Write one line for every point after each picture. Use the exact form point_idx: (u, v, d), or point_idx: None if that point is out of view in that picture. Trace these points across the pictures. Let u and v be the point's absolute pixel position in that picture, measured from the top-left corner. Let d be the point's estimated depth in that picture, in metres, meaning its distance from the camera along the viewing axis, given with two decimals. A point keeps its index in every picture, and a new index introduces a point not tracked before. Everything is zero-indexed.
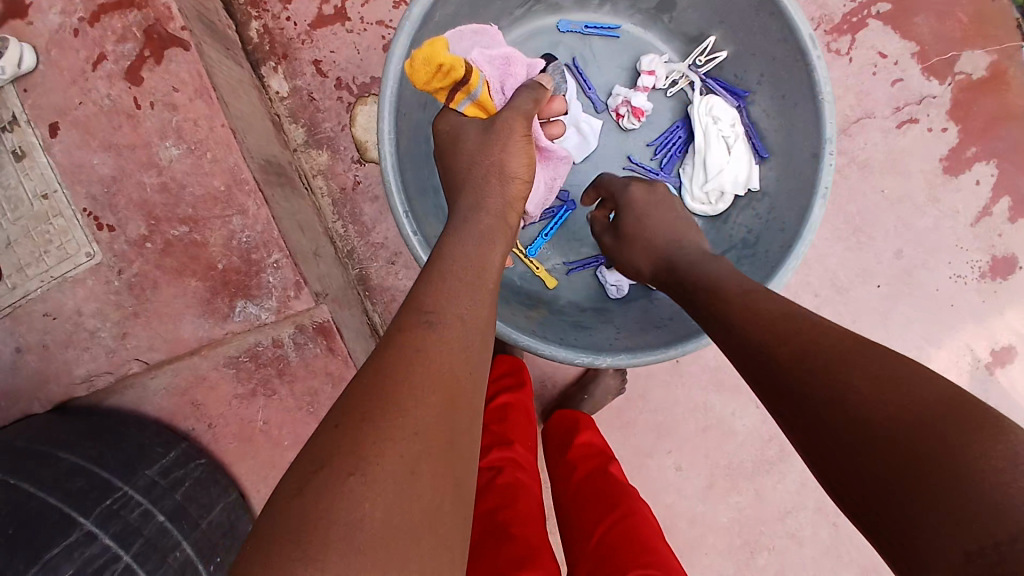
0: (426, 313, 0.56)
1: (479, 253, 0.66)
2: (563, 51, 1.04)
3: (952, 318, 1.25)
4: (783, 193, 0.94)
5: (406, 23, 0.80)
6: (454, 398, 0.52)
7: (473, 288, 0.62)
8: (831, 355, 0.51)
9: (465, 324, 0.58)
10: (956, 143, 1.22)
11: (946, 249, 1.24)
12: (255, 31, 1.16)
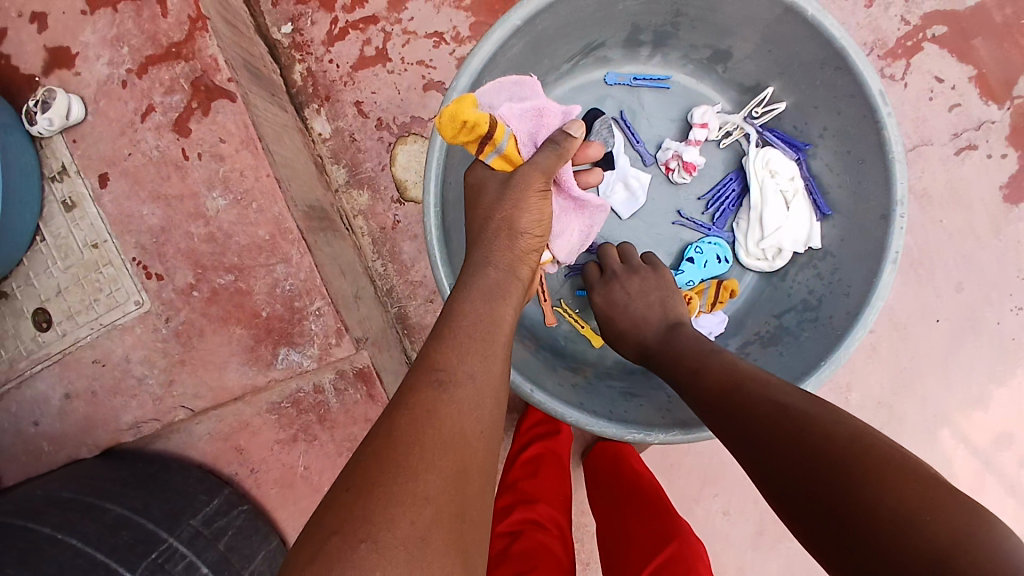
0: (440, 373, 0.57)
1: (495, 308, 0.66)
2: (611, 104, 1.03)
3: (1014, 353, 1.19)
4: (846, 253, 0.92)
5: (451, 95, 0.81)
6: (465, 459, 0.52)
7: (489, 347, 0.62)
8: (777, 409, 0.57)
9: (478, 384, 0.58)
10: (1016, 169, 1.16)
11: (1005, 281, 1.19)
12: (299, 74, 1.19)
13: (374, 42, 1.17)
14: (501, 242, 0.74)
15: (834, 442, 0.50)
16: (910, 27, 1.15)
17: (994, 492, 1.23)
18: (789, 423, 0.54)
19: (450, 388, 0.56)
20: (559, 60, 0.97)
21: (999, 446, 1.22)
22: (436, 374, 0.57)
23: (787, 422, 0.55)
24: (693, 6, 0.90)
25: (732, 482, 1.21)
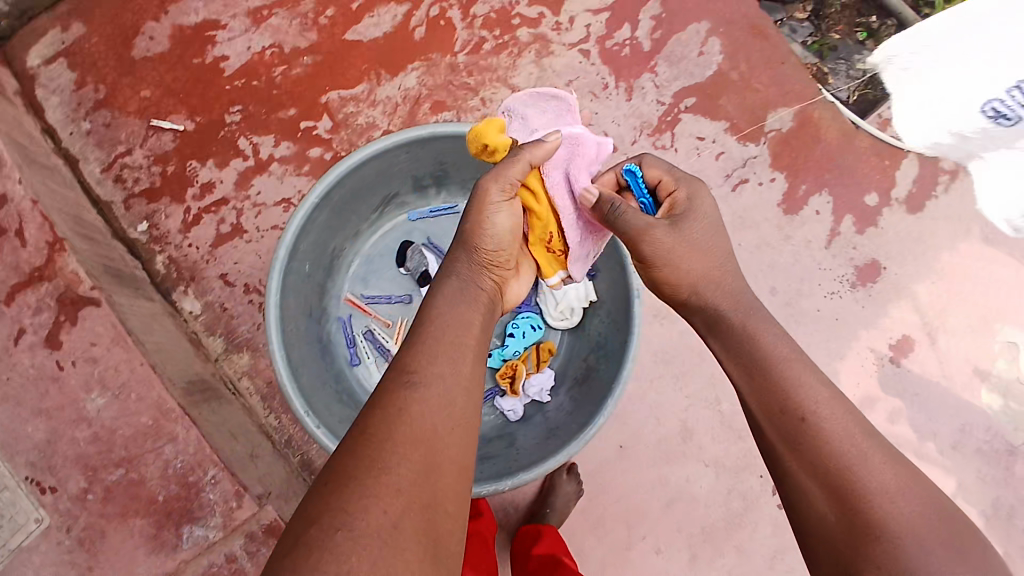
0: (412, 375, 0.69)
1: (457, 312, 0.79)
2: (418, 235, 1.20)
3: (843, 330, 1.43)
4: (614, 298, 1.06)
5: (276, 264, 0.93)
6: (434, 446, 0.64)
7: (457, 349, 0.74)
8: (840, 446, 0.70)
9: (446, 380, 0.70)
10: (786, 187, 1.43)
11: (813, 275, 1.43)
12: (161, 264, 1.29)
13: (228, 220, 1.30)
14: (462, 260, 0.87)
15: (877, 498, 0.67)
16: (666, 106, 1.42)
17: None
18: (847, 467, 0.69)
19: (420, 386, 0.68)
20: (365, 214, 1.13)
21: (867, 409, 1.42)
22: (410, 375, 0.69)
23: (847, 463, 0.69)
24: (450, 155, 1.08)
25: (653, 518, 1.33)
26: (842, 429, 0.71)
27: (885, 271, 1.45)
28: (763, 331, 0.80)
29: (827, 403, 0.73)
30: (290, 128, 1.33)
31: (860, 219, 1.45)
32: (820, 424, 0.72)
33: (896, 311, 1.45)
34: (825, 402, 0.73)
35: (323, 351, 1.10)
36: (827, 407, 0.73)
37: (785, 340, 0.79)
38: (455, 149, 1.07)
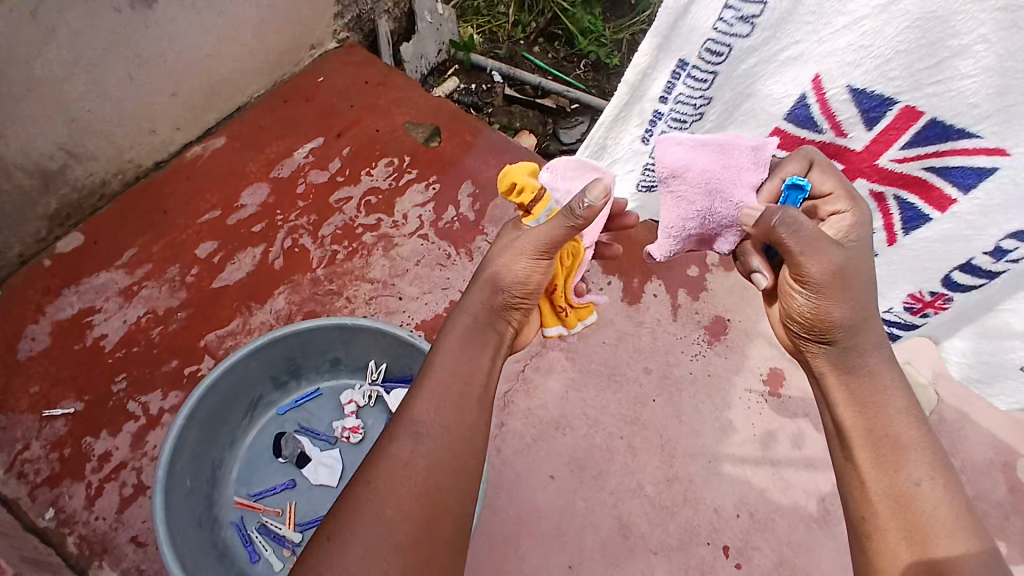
0: (414, 429, 0.89)
1: (458, 372, 0.95)
2: (290, 424, 1.36)
3: (719, 381, 1.60)
4: None
5: (156, 486, 1.06)
6: (430, 498, 0.84)
7: (455, 406, 0.92)
8: (936, 513, 0.86)
9: (443, 438, 0.89)
10: (623, 285, 1.70)
11: (674, 345, 1.63)
12: (71, 545, 1.28)
13: (130, 480, 1.34)
14: (484, 299, 1.01)
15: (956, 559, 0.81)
16: None
17: (802, 475, 1.51)
18: (935, 532, 0.85)
19: (418, 442, 0.88)
20: (235, 422, 1.29)
21: (771, 444, 1.53)
22: (415, 430, 0.89)
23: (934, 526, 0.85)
24: (295, 350, 1.28)
25: None
26: (941, 498, 0.87)
27: (728, 323, 1.68)
28: (884, 378, 0.97)
29: (936, 472, 0.89)
30: (175, 378, 1.45)
31: (692, 289, 1.71)
32: (922, 491, 0.88)
33: (755, 349, 1.64)
34: (928, 464, 0.90)
35: (218, 557, 1.18)
36: (933, 473, 0.89)
37: (912, 417, 0.94)
38: (298, 344, 1.28)
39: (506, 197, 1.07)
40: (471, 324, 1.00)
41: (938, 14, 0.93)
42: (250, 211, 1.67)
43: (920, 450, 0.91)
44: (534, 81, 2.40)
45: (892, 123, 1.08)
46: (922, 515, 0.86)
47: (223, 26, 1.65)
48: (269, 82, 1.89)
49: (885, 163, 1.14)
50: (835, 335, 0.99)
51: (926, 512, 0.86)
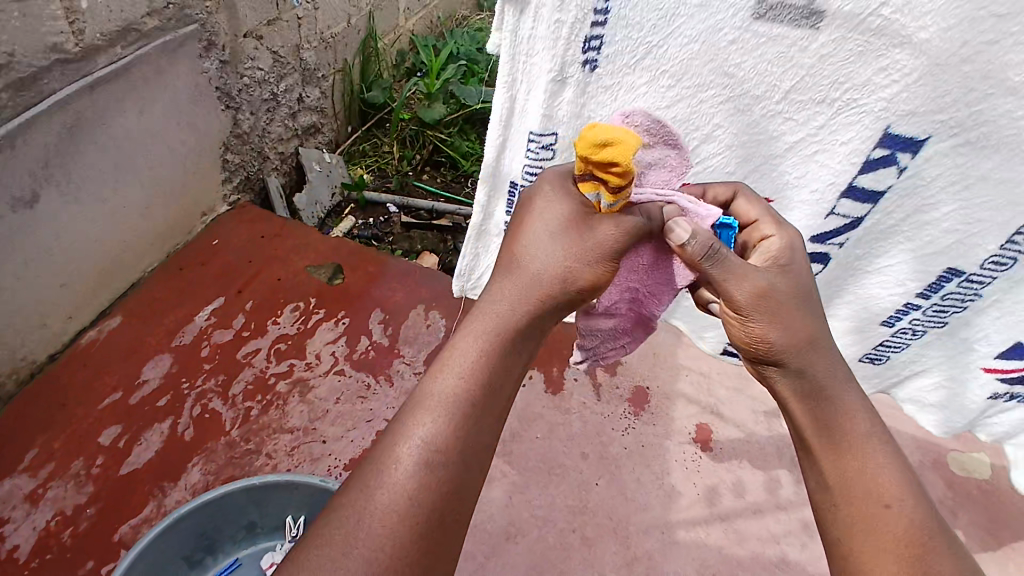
0: (433, 447, 0.74)
1: (494, 388, 0.79)
2: None
3: (654, 449, 1.64)
4: None
5: None
6: (434, 543, 0.71)
7: (479, 430, 0.77)
8: (906, 535, 0.83)
9: (456, 464, 0.75)
10: (544, 377, 1.76)
11: (604, 423, 1.68)
12: None
13: None
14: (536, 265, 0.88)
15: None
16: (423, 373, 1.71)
17: (752, 523, 1.54)
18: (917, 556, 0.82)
19: (433, 464, 0.74)
20: None
21: (716, 498, 1.56)
22: (429, 447, 0.74)
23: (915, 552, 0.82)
24: (205, 522, 1.21)
25: None
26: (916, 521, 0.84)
27: (649, 391, 1.75)
28: (844, 398, 0.91)
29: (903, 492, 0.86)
30: None
31: (608, 366, 1.80)
32: (899, 518, 0.84)
33: (678, 410, 1.72)
34: (897, 485, 0.86)
35: None
36: (904, 494, 0.86)
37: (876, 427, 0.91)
38: (207, 515, 1.20)
39: (592, 159, 0.84)
40: (525, 313, 0.84)
41: (677, 119, 1.07)
42: (153, 385, 1.62)
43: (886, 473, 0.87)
44: (428, 206, 2.57)
45: None
46: (904, 544, 0.82)
47: (107, 212, 1.69)
48: (163, 253, 1.92)
49: None
50: (786, 355, 0.92)
51: (905, 540, 0.83)
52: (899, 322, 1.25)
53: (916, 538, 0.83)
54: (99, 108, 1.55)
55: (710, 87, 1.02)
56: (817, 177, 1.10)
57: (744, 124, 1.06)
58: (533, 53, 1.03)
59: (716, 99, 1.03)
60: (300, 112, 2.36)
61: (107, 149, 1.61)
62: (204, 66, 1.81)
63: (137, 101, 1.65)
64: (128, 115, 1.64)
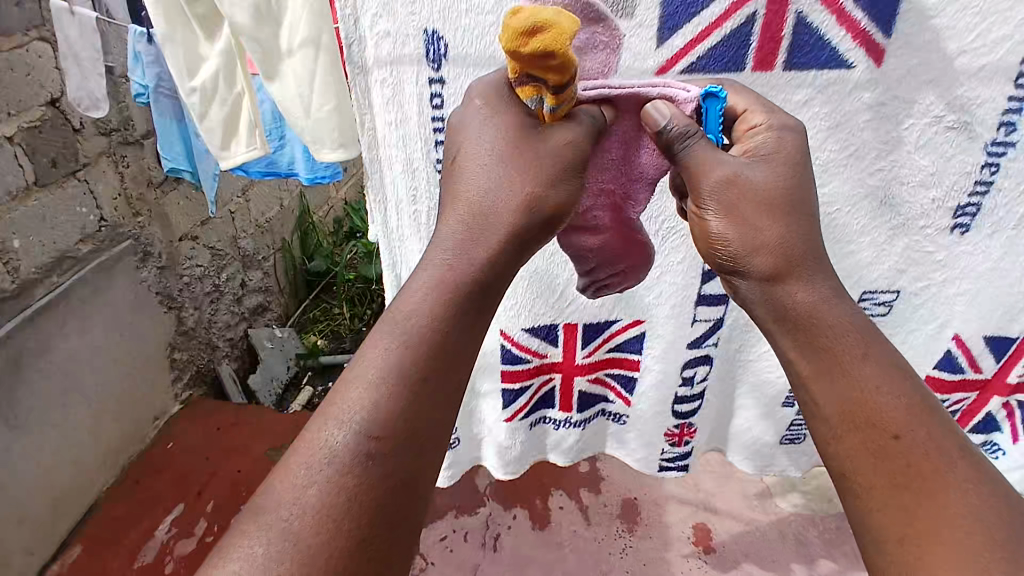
0: (353, 443, 0.48)
1: (445, 359, 0.51)
2: None
3: (656, 564, 1.55)
4: None
5: None
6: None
7: (422, 419, 0.50)
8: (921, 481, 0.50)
9: (384, 465, 0.48)
10: (527, 512, 1.69)
11: (599, 549, 1.59)
12: None
13: None
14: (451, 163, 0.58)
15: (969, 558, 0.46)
16: None
17: None
18: (934, 494, 0.50)
19: (355, 464, 0.47)
20: None
21: None
22: (344, 439, 0.48)
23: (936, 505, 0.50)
24: None
25: None
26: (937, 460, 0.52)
27: (637, 500, 1.69)
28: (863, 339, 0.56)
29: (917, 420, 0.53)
30: None
31: (591, 485, 1.73)
32: (912, 455, 0.52)
33: (671, 515, 1.65)
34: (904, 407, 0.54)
35: None
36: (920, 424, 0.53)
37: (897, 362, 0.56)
38: None
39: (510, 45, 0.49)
40: (497, 241, 0.54)
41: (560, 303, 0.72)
42: None
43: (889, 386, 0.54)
44: None
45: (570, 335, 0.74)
46: (915, 497, 0.50)
47: (50, 442, 1.60)
48: (116, 468, 1.82)
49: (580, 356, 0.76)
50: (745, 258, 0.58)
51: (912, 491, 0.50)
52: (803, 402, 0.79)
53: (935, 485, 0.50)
54: (41, 337, 1.52)
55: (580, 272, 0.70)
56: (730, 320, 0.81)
57: (685, 257, 0.70)
58: (400, 236, 0.70)
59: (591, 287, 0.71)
60: (245, 295, 2.41)
61: (51, 377, 1.57)
62: (142, 275, 1.83)
63: (79, 322, 1.62)
64: (70, 337, 1.60)
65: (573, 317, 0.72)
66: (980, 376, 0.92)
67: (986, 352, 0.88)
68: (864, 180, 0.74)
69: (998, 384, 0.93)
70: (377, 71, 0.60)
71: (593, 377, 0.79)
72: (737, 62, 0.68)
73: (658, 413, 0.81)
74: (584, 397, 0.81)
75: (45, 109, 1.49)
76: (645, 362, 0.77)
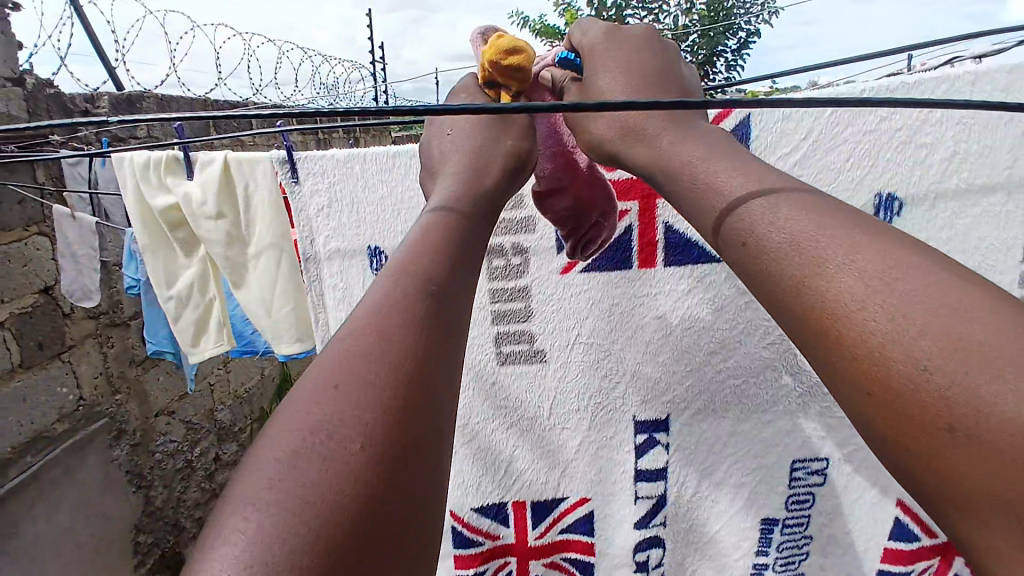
0: (345, 424, 0.29)
1: (461, 290, 0.37)
2: None
3: None
4: None
5: None
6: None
7: (435, 379, 0.32)
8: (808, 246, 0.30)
9: (395, 451, 0.28)
10: None
11: None
12: None
13: None
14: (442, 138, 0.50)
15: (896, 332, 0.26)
16: None
17: None
18: (818, 259, 0.29)
19: (354, 450, 0.28)
20: None
21: None
22: (326, 421, 0.29)
23: (937, 437, 0.24)
24: None
25: None
26: (897, 341, 0.26)
27: None
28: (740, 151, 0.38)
29: (841, 270, 0.28)
30: None
31: None
32: (768, 229, 0.32)
33: None
34: (820, 257, 0.29)
35: None
36: (842, 276, 0.28)
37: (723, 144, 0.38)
38: None
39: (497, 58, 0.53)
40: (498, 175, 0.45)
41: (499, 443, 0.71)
42: None
43: (784, 241, 0.31)
44: None
45: (523, 520, 0.74)
46: (904, 452, 0.26)
47: None
48: None
49: (533, 539, 0.75)
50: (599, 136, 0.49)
51: (895, 440, 0.26)
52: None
53: (915, 396, 0.25)
54: (10, 522, 1.44)
55: (507, 413, 0.71)
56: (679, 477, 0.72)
57: (619, 435, 0.71)
58: None
59: (519, 429, 0.71)
60: (217, 470, 2.30)
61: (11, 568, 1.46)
62: (114, 454, 1.78)
63: (47, 507, 1.54)
64: (38, 521, 1.52)
65: (519, 492, 0.73)
66: (935, 539, 0.74)
67: (901, 534, 0.74)
68: (761, 353, 0.69)
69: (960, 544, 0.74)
70: (330, 281, 0.69)
71: (550, 559, 0.76)
72: (624, 262, 0.67)
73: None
74: None
75: (38, 296, 1.51)
76: (598, 544, 0.75)
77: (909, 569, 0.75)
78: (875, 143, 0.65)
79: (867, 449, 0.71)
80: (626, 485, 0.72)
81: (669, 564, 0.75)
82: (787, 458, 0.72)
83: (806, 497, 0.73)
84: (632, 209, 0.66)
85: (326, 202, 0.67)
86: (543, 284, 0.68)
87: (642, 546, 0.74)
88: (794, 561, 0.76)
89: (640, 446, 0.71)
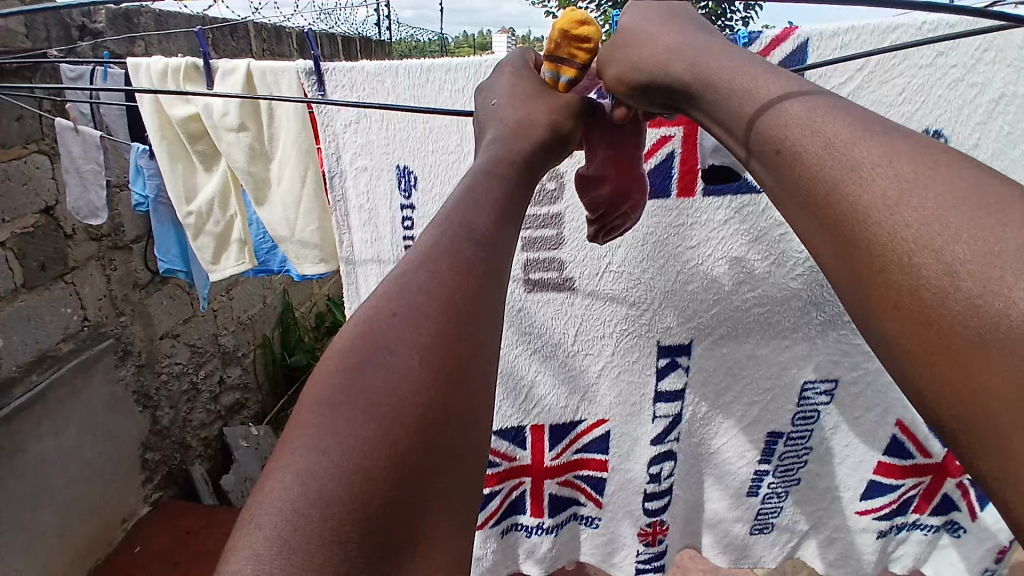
0: (403, 345, 0.31)
1: (504, 243, 0.38)
2: None
3: None
4: None
5: None
6: (391, 555, 0.27)
7: (484, 311, 0.34)
8: (855, 157, 0.32)
9: (454, 377, 0.31)
10: None
11: None
12: None
13: None
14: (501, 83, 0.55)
15: (933, 243, 0.28)
16: None
17: None
18: (854, 186, 0.32)
19: (412, 367, 0.31)
20: None
21: None
22: (387, 342, 0.31)
23: (953, 347, 0.27)
24: None
25: None
26: (927, 246, 0.28)
27: None
28: (765, 78, 0.40)
29: (875, 177, 0.31)
30: None
31: None
32: (813, 141, 0.34)
33: None
34: (855, 165, 0.32)
35: None
36: (876, 182, 0.31)
37: (752, 62, 0.41)
38: None
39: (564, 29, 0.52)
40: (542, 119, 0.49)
41: (519, 374, 0.74)
42: None
43: (829, 154, 0.33)
44: None
45: (541, 440, 0.77)
46: (926, 364, 0.28)
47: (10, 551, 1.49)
48: None
49: (550, 460, 0.78)
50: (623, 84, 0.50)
51: (919, 355, 0.29)
52: (763, 487, 0.80)
53: (939, 301, 0.28)
54: (17, 438, 1.46)
55: (521, 348, 0.72)
56: (694, 402, 0.75)
57: (643, 360, 0.73)
58: None
59: (537, 363, 0.73)
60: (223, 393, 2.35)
61: (20, 483, 1.50)
62: (120, 375, 1.80)
63: (53, 422, 1.56)
64: (43, 438, 1.54)
65: (541, 416, 0.76)
66: (928, 458, 0.79)
67: (890, 456, 0.78)
68: (787, 284, 0.69)
69: (950, 465, 0.79)
70: (355, 199, 0.68)
71: (564, 478, 0.80)
72: (663, 189, 0.66)
73: (629, 511, 0.82)
74: (554, 499, 0.81)
75: (39, 216, 1.49)
76: (612, 460, 0.79)
77: (898, 483, 0.80)
78: (928, 79, 0.64)
79: (877, 376, 0.73)
80: (649, 406, 0.75)
81: (678, 474, 0.80)
82: (798, 379, 0.74)
83: (812, 413, 0.76)
84: (676, 136, 0.65)
85: (355, 118, 0.66)
86: (577, 211, 0.68)
87: (658, 456, 0.78)
88: (792, 471, 0.80)
89: (664, 364, 0.73)
